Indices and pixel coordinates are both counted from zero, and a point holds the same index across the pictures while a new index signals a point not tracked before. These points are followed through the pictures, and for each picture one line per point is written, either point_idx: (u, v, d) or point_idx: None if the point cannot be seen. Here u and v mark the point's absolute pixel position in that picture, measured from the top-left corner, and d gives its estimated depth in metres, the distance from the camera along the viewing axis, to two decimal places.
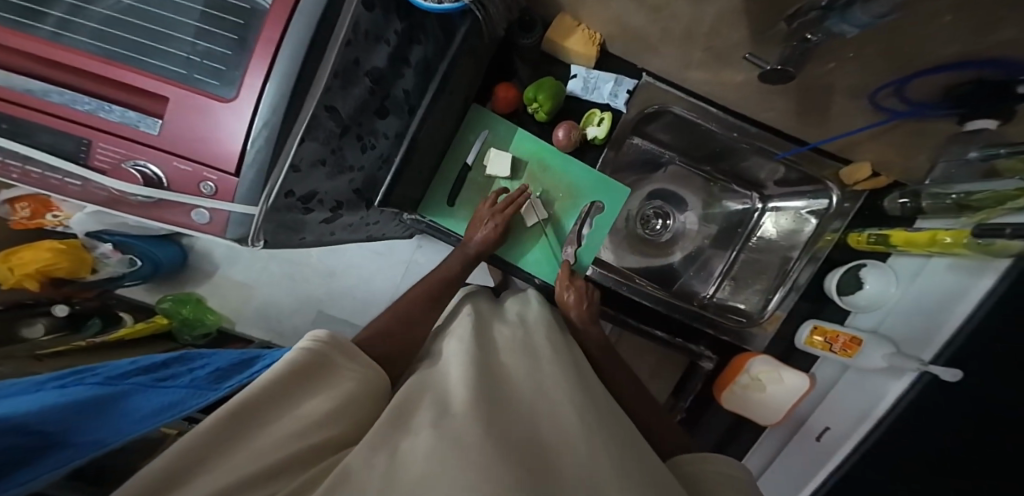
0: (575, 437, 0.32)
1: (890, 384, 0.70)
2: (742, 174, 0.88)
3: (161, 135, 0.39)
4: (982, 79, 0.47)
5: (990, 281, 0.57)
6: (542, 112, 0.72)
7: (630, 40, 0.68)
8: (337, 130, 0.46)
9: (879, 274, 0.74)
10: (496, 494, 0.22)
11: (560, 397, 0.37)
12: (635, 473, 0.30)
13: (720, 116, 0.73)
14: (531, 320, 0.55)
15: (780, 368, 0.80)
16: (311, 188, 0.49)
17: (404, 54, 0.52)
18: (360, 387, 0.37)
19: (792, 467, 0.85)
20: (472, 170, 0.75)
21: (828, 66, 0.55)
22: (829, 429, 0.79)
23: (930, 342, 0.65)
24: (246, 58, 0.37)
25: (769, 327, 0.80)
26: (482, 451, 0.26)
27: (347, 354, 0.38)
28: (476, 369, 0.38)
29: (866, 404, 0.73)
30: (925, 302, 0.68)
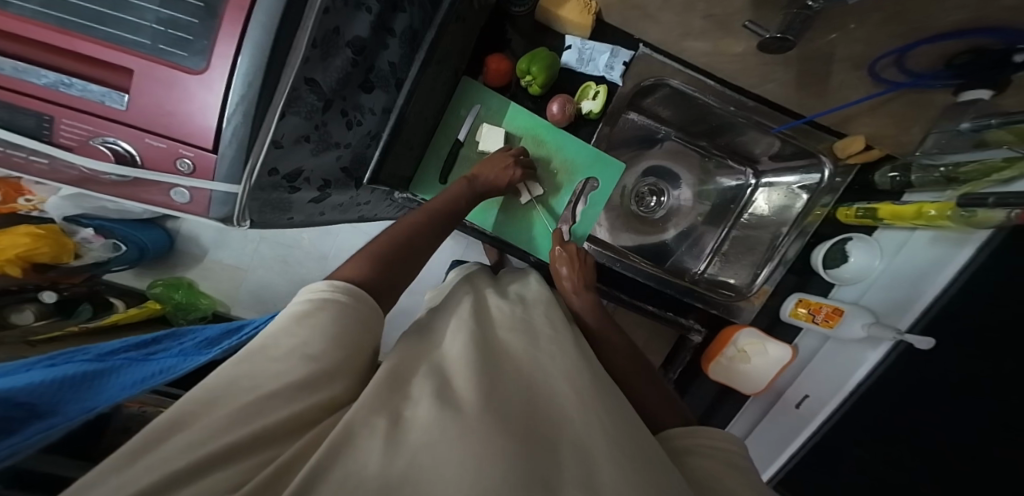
0: (572, 410, 0.33)
1: (867, 353, 0.73)
2: (738, 149, 0.87)
3: (129, 111, 0.37)
4: (981, 49, 0.51)
5: (970, 252, 0.59)
6: (535, 85, 0.70)
7: (626, 9, 0.66)
8: (319, 103, 0.45)
9: (865, 248, 0.77)
10: (495, 466, 0.23)
11: (558, 372, 0.38)
12: (629, 444, 0.31)
13: (717, 89, 0.71)
14: (530, 298, 0.56)
15: (765, 340, 0.83)
16: (298, 166, 0.48)
17: (387, 22, 0.50)
18: (360, 325, 0.36)
19: (773, 434, 0.87)
20: (464, 147, 0.73)
21: (831, 36, 0.56)
22: (809, 396, 0.82)
23: (910, 311, 0.67)
24: (215, 26, 0.35)
25: (757, 300, 0.82)
26: (482, 423, 0.26)
27: (352, 295, 0.37)
28: (475, 345, 0.38)
29: (841, 379, 0.76)
30: (907, 274, 0.70)
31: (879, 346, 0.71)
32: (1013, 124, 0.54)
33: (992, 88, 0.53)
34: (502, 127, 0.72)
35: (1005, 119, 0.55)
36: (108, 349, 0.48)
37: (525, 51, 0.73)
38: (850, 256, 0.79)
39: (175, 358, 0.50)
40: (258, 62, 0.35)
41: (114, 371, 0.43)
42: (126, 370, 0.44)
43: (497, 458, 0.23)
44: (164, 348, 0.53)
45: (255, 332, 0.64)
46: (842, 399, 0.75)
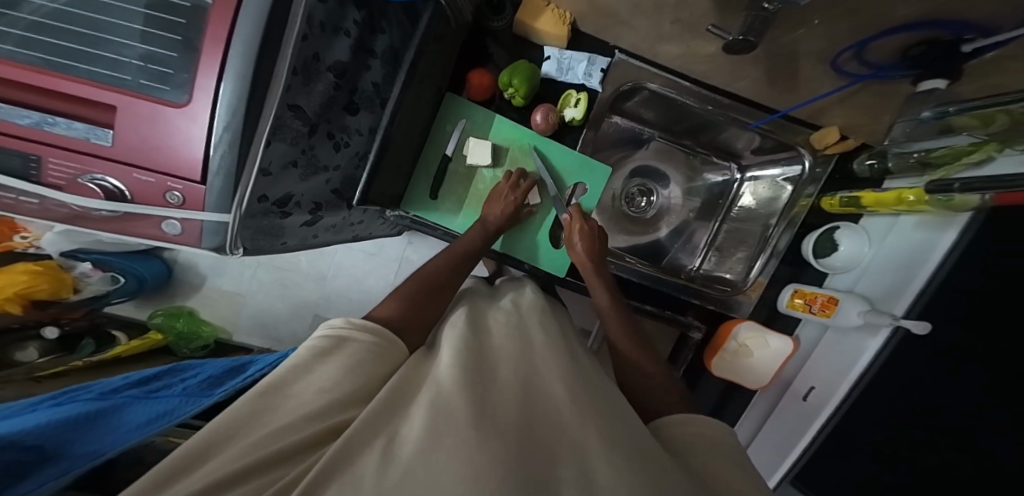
0: (566, 411, 0.34)
1: (868, 341, 0.72)
2: (720, 146, 0.89)
3: (115, 146, 0.38)
4: (932, 40, 0.50)
5: (954, 233, 0.61)
6: (519, 97, 0.71)
7: (599, 17, 0.67)
8: (305, 129, 0.46)
9: (853, 237, 0.79)
10: (492, 466, 0.24)
11: (551, 378, 0.39)
12: (624, 440, 0.32)
13: (693, 89, 0.73)
14: (525, 307, 0.56)
15: (765, 333, 0.83)
16: (287, 190, 0.49)
17: (368, 43, 0.52)
18: (378, 359, 0.38)
19: (784, 427, 0.85)
20: (452, 162, 0.74)
21: (794, 35, 0.55)
22: (814, 388, 0.81)
23: (903, 297, 0.68)
24: (195, 58, 0.36)
25: (753, 294, 0.82)
26: (476, 429, 0.27)
27: (367, 330, 0.39)
28: (470, 355, 0.39)
29: (844, 365, 0.76)
30: (895, 258, 0.71)
31: (878, 333, 0.71)
32: (975, 110, 0.56)
33: (946, 78, 0.53)
34: (490, 141, 0.73)
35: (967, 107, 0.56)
36: (108, 387, 0.48)
37: (507, 63, 0.75)
38: (840, 244, 0.80)
39: (178, 398, 0.50)
40: (241, 91, 0.36)
41: (116, 412, 0.44)
42: (132, 406, 0.46)
43: (494, 460, 0.24)
44: (164, 385, 0.54)
45: (256, 373, 0.63)
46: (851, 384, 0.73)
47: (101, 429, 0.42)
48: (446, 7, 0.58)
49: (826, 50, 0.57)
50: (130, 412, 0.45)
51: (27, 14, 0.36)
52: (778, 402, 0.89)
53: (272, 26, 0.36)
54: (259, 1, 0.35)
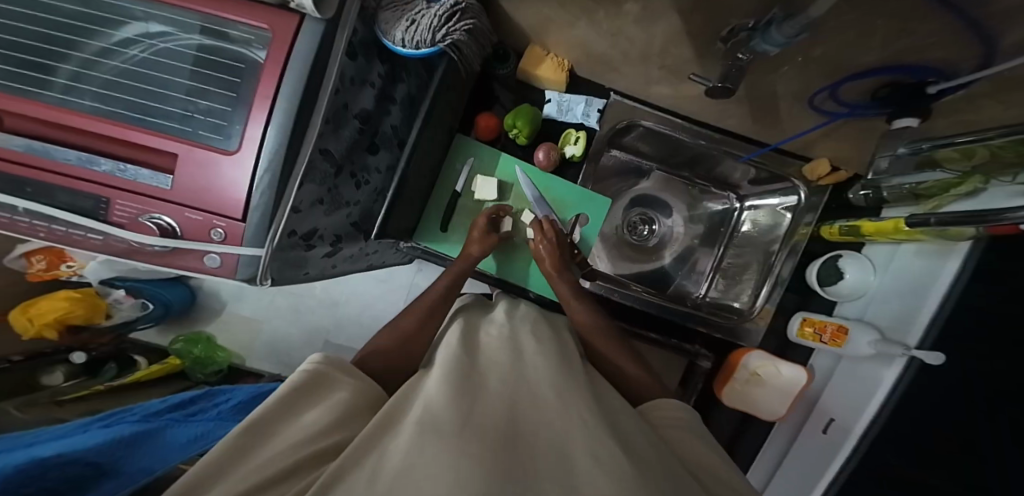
0: (551, 417, 0.36)
1: (884, 371, 0.69)
2: (718, 176, 0.92)
3: (173, 190, 0.43)
4: (897, 83, 0.51)
5: (958, 262, 0.61)
6: (522, 137, 0.77)
7: (594, 64, 0.73)
8: (331, 170, 0.51)
9: (857, 264, 0.78)
10: (468, 469, 0.25)
11: (539, 385, 0.40)
12: (606, 429, 0.33)
13: (685, 125, 0.78)
14: (518, 316, 0.59)
15: (775, 361, 0.81)
16: (313, 226, 0.53)
17: (388, 92, 0.57)
18: (360, 397, 0.40)
19: (803, 462, 0.81)
20: (461, 197, 0.79)
21: (771, 79, 0.59)
22: (834, 420, 0.77)
23: (914, 326, 0.66)
24: (246, 112, 0.41)
25: (761, 322, 0.82)
26: (460, 438, 0.29)
27: (346, 370, 0.41)
28: (456, 370, 0.41)
29: (863, 393, 0.72)
30: (901, 285, 0.71)
31: (893, 363, 0.68)
32: (959, 144, 0.56)
33: (918, 116, 0.53)
34: (496, 178, 0.77)
35: (935, 143, 0.60)
36: (150, 411, 0.52)
37: (512, 104, 0.81)
38: (845, 272, 0.79)
39: (213, 422, 0.55)
40: (282, 139, 0.41)
41: (161, 432, 0.48)
42: (172, 430, 0.49)
43: (472, 464, 0.26)
44: (199, 410, 0.57)
45: None
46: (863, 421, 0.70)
47: (146, 453, 0.44)
48: (457, 61, 0.64)
49: (801, 91, 0.59)
50: (171, 432, 0.49)
51: (103, 73, 0.44)
52: (796, 436, 0.86)
53: (310, 85, 0.41)
54: (302, 62, 0.40)
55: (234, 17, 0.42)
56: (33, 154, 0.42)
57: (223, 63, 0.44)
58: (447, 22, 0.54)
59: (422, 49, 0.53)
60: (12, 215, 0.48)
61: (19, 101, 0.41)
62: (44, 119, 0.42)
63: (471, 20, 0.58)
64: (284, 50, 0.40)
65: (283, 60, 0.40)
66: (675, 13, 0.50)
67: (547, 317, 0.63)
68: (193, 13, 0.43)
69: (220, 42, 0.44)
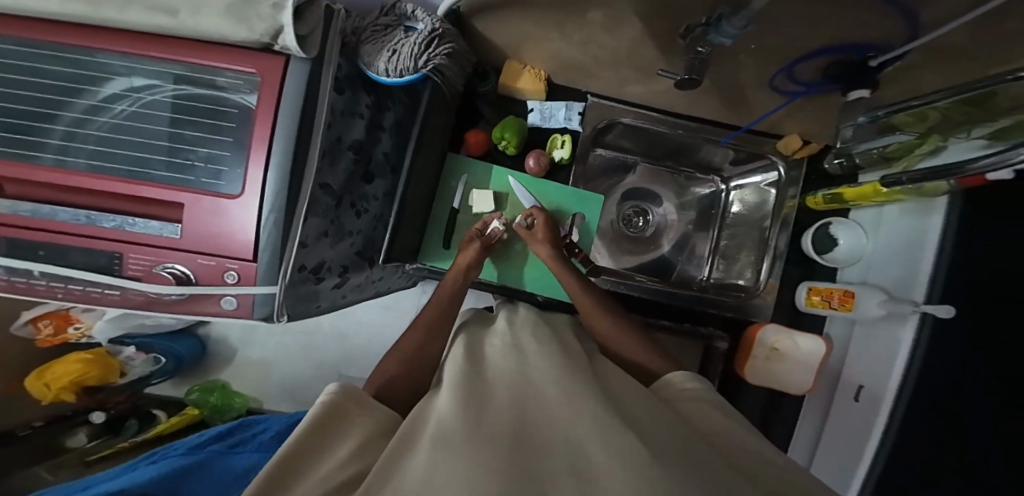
0: (560, 413, 0.37)
1: (900, 330, 0.71)
2: (701, 162, 0.95)
3: (183, 238, 0.45)
4: (845, 61, 0.55)
5: (941, 216, 0.65)
6: (512, 147, 0.80)
7: (568, 71, 0.76)
8: (332, 202, 0.54)
9: (848, 230, 0.82)
10: (484, 474, 0.27)
11: (544, 385, 0.42)
12: (615, 414, 0.35)
13: (664, 118, 0.81)
14: (519, 320, 0.62)
15: (791, 333, 0.83)
16: (320, 258, 0.56)
17: (377, 121, 0.60)
18: (377, 431, 0.41)
19: (840, 434, 0.79)
20: (460, 213, 0.81)
21: (734, 68, 0.62)
22: (863, 386, 0.77)
23: (917, 281, 0.68)
24: (245, 154, 0.44)
25: (768, 296, 0.83)
26: (472, 445, 0.31)
27: (360, 402, 0.42)
28: (464, 385, 0.42)
29: (886, 354, 0.73)
30: (894, 244, 0.74)
31: (906, 321, 0.69)
32: (901, 111, 0.60)
33: (867, 87, 0.58)
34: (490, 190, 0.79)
35: (890, 109, 0.61)
36: (194, 443, 0.54)
37: (495, 118, 0.84)
38: (838, 239, 0.83)
39: (255, 455, 0.56)
40: (283, 179, 0.43)
41: (205, 467, 0.49)
42: (217, 464, 0.50)
43: (489, 470, 0.28)
44: (242, 440, 0.58)
45: None
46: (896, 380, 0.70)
47: None
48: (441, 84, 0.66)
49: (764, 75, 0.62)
50: (217, 465, 0.50)
51: (98, 131, 0.47)
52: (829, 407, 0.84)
53: (304, 124, 0.44)
54: (294, 103, 0.42)
55: (221, 65, 0.44)
56: (38, 217, 0.45)
57: (216, 109, 0.47)
58: (427, 48, 0.57)
59: (406, 76, 0.56)
60: (29, 279, 0.50)
61: (15, 165, 0.43)
62: (47, 182, 0.44)
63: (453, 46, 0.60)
64: (276, 92, 0.42)
65: (275, 101, 0.42)
66: (630, 19, 0.54)
67: (550, 322, 0.65)
68: (176, 65, 0.45)
69: (208, 89, 0.47)
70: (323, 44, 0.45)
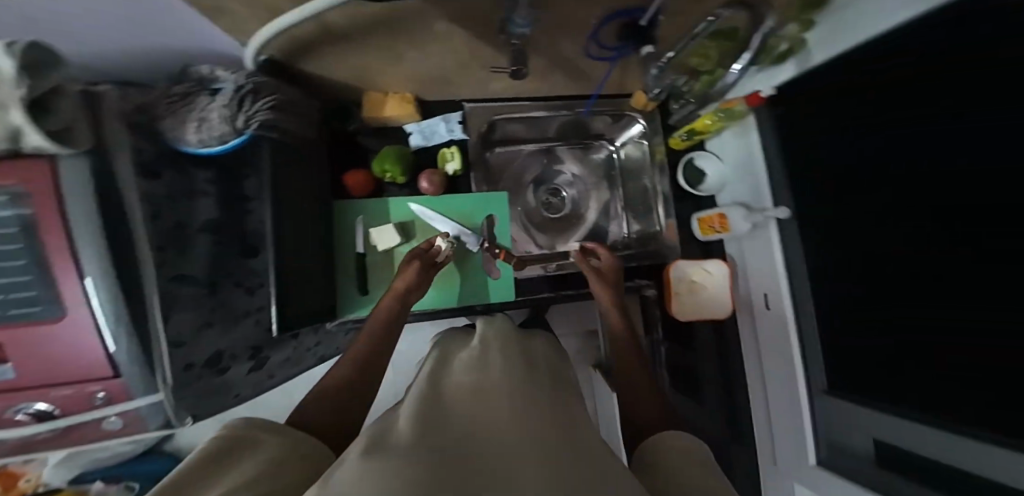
0: (506, 428, 0.32)
1: (767, 235, 0.77)
2: (584, 130, 0.95)
3: (19, 377, 0.41)
4: (627, 26, 0.56)
5: (754, 131, 0.76)
6: (399, 176, 0.79)
7: (428, 83, 0.71)
8: (201, 289, 0.53)
9: (708, 160, 0.90)
10: (414, 464, 0.21)
11: (500, 402, 0.37)
12: (567, 450, 0.29)
13: (531, 105, 0.85)
14: (489, 343, 0.58)
15: (700, 264, 0.88)
16: (215, 349, 0.59)
17: (236, 192, 0.56)
18: (292, 458, 0.34)
19: (772, 348, 0.80)
20: (368, 254, 0.80)
21: (562, 49, 0.63)
22: (767, 294, 0.79)
23: (763, 194, 0.77)
24: (43, 280, 0.38)
25: (671, 235, 0.89)
26: (405, 448, 0.24)
27: (274, 430, 0.36)
28: (416, 406, 0.37)
29: (768, 261, 0.78)
30: (741, 161, 0.83)
31: (768, 227, 0.77)
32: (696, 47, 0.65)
33: (651, 43, 0.59)
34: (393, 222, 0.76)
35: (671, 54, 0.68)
36: None
37: (377, 147, 0.84)
38: (705, 170, 0.91)
39: None
40: (111, 297, 0.41)
41: None
42: None
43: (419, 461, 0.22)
44: None
45: None
46: (786, 277, 0.75)
47: None
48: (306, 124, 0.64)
49: (586, 49, 0.63)
50: None
51: None
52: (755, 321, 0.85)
53: (113, 231, 0.41)
54: (82, 207, 0.37)
55: None
56: None
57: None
58: (243, 108, 0.52)
59: (231, 140, 0.52)
60: None
61: None
62: None
63: (273, 96, 0.56)
64: (54, 208, 0.36)
65: (56, 211, 0.36)
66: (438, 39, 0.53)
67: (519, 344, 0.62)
68: None
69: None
70: (101, 136, 0.40)
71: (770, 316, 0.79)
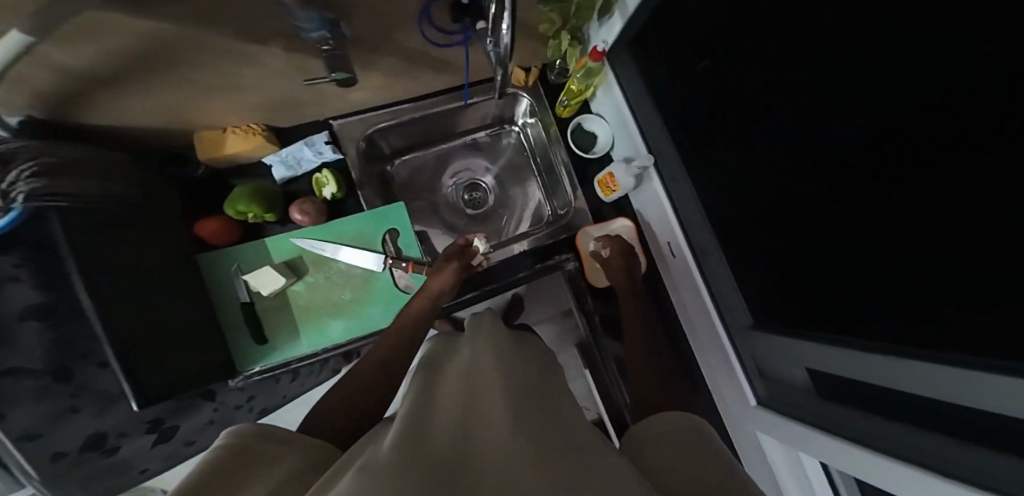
0: (501, 430, 0.30)
1: (652, 185, 0.79)
2: (479, 120, 0.90)
3: None
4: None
5: (618, 90, 0.78)
6: (265, 216, 0.65)
7: (282, 111, 0.64)
8: (48, 380, 0.50)
9: (596, 121, 0.85)
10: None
11: (492, 399, 0.35)
12: (571, 457, 0.27)
13: (409, 108, 0.78)
14: (480, 335, 0.56)
15: (608, 225, 0.83)
16: (91, 433, 0.57)
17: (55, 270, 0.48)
18: (298, 464, 0.33)
19: (686, 296, 0.79)
20: (257, 301, 0.69)
21: (399, 41, 0.56)
22: (670, 241, 0.79)
23: (635, 144, 0.79)
24: None
25: (580, 202, 0.85)
26: (401, 462, 0.23)
27: (282, 438, 0.34)
28: (408, 415, 0.34)
29: (659, 209, 0.80)
30: (618, 116, 0.80)
31: (649, 177, 0.79)
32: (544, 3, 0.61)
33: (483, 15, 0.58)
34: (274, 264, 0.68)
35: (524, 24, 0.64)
36: None
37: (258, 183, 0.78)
38: (594, 133, 0.86)
39: None
40: None
41: None
42: None
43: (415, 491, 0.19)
44: None
45: None
46: (674, 221, 0.78)
47: None
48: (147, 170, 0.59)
49: (424, 34, 0.57)
50: None
51: None
52: (671, 277, 0.82)
53: None
54: None
55: None
56: None
57: None
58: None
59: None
60: None
61: None
62: None
63: (33, 160, 0.41)
64: None
65: None
66: (251, 61, 0.47)
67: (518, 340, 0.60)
68: None
69: None
70: None
71: (675, 263, 0.79)
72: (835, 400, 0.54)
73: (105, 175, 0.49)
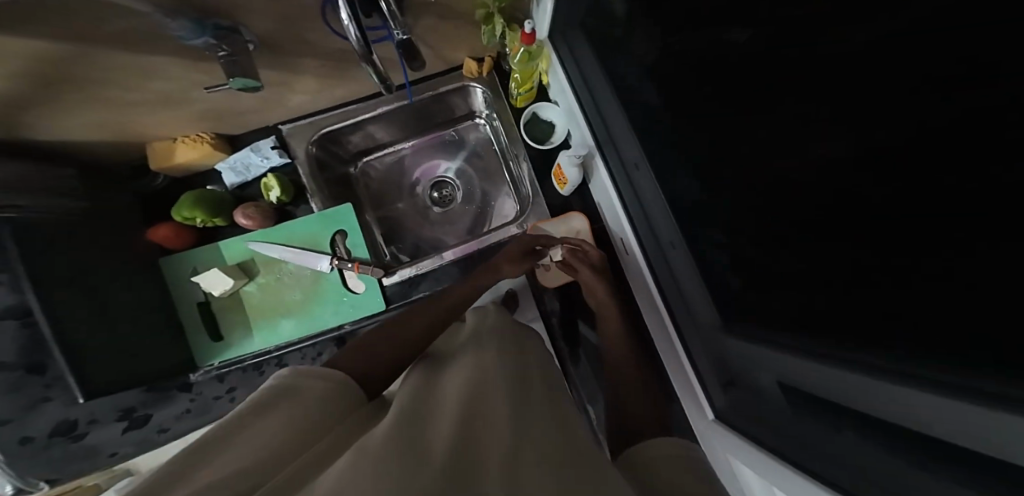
0: (504, 430, 0.29)
1: (600, 175, 0.73)
2: (439, 116, 0.88)
3: None
4: None
5: (561, 71, 0.73)
6: (214, 219, 0.72)
7: (226, 118, 0.68)
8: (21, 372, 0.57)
9: (549, 109, 0.80)
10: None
11: (492, 397, 0.35)
12: (568, 461, 0.27)
13: (358, 108, 0.79)
14: (488, 323, 0.56)
15: (562, 222, 0.78)
16: (59, 419, 0.63)
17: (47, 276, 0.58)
18: (335, 398, 0.39)
19: (637, 293, 0.72)
20: (214, 299, 0.75)
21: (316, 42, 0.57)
22: (620, 236, 0.72)
23: (581, 132, 0.73)
24: None
25: (537, 200, 0.81)
26: (397, 453, 0.24)
27: (318, 376, 0.40)
28: (404, 407, 0.34)
29: (607, 201, 0.73)
30: (564, 103, 0.75)
31: (596, 164, 0.72)
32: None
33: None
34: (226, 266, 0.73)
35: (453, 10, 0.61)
36: None
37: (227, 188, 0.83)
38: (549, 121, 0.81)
39: None
40: None
41: None
42: None
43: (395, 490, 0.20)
44: None
45: None
46: (625, 216, 0.70)
47: None
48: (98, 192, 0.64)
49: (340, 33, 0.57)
50: None
51: None
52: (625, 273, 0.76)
53: None
54: None
55: None
56: None
57: None
58: None
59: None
60: None
61: None
62: None
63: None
64: None
65: None
66: (161, 71, 0.50)
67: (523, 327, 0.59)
68: None
69: None
70: None
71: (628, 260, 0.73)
72: (807, 418, 0.45)
73: (51, 192, 0.56)
